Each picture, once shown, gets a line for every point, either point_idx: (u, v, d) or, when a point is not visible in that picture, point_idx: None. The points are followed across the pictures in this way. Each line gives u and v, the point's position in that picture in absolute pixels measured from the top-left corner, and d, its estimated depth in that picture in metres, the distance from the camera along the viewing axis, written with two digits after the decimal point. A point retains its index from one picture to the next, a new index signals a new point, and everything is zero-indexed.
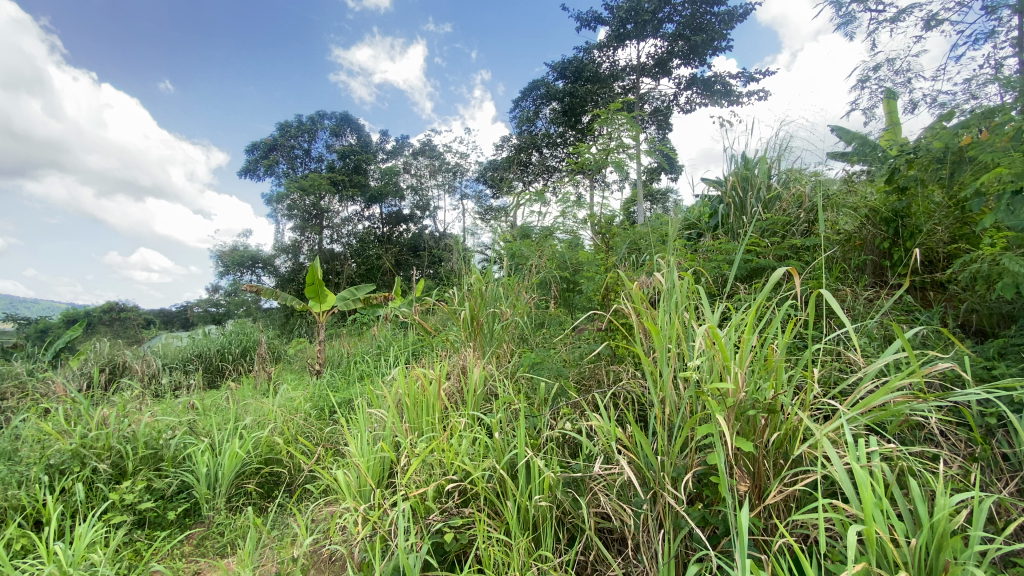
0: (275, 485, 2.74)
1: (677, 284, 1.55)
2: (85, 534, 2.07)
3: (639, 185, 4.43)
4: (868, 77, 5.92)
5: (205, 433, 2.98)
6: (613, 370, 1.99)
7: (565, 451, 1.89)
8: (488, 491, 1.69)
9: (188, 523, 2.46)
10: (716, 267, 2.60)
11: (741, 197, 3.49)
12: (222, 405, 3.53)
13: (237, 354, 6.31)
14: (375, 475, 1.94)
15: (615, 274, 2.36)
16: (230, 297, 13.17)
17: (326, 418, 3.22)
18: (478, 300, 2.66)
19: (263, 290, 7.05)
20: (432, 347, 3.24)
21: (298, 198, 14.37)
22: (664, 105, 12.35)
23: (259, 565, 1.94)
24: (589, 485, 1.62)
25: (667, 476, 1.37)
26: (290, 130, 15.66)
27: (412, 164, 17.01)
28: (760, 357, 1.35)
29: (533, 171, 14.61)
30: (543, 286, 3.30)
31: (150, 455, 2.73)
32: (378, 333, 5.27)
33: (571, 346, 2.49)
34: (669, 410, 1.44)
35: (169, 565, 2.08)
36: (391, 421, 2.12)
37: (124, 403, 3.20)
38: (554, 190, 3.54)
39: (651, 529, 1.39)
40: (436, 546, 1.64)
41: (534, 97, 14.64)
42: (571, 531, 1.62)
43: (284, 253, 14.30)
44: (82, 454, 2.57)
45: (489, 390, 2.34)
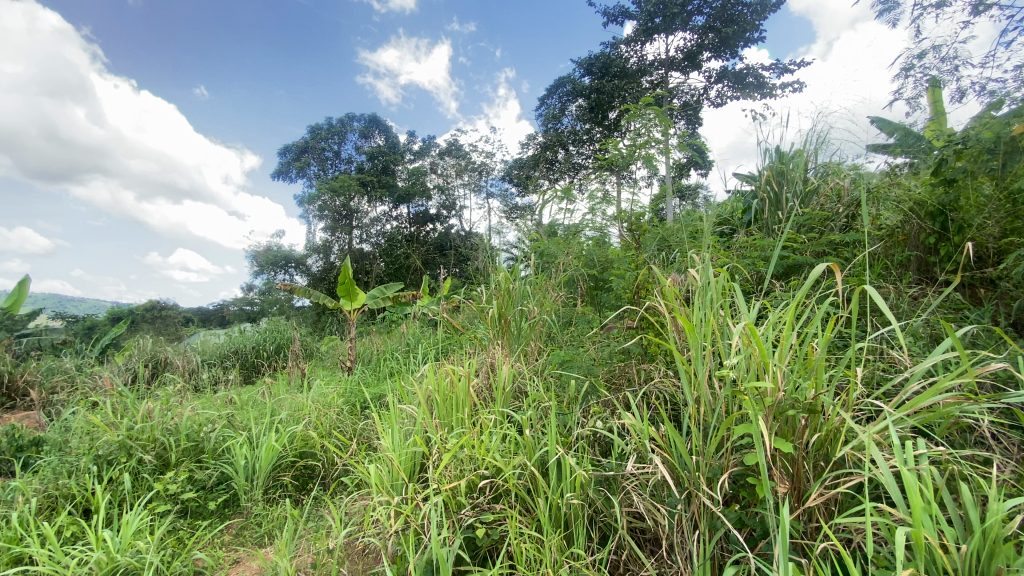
0: (309, 478, 2.80)
1: (712, 281, 1.51)
2: (132, 522, 2.16)
3: (669, 181, 4.36)
4: (912, 64, 5.67)
5: (243, 426, 3.08)
6: (645, 369, 1.96)
7: (596, 450, 1.87)
8: (519, 488, 1.69)
9: (228, 513, 2.54)
10: (750, 265, 2.53)
11: (776, 192, 3.39)
12: (258, 400, 3.64)
13: (271, 351, 6.49)
14: (407, 470, 1.96)
15: (646, 272, 2.33)
16: (264, 295, 13.57)
17: (358, 413, 3.28)
18: (506, 299, 2.67)
19: (296, 289, 7.22)
20: (461, 345, 3.26)
21: (329, 199, 14.64)
22: (693, 99, 12.14)
23: (296, 556, 1.99)
24: (621, 483, 1.60)
25: (703, 475, 1.35)
26: (321, 133, 16.01)
27: (438, 164, 17.16)
28: (800, 356, 1.31)
29: (559, 168, 14.54)
30: (571, 284, 3.27)
31: (192, 447, 2.83)
32: (408, 331, 5.35)
33: (601, 344, 2.43)
34: (704, 409, 1.41)
35: (210, 554, 2.16)
36: (422, 417, 2.15)
37: (167, 397, 3.33)
38: (582, 188, 3.52)
39: (686, 530, 1.36)
40: (468, 541, 1.65)
41: (560, 95, 14.57)
42: (603, 530, 1.60)
43: (316, 253, 14.61)
44: (128, 445, 2.69)
45: (518, 388, 2.34)
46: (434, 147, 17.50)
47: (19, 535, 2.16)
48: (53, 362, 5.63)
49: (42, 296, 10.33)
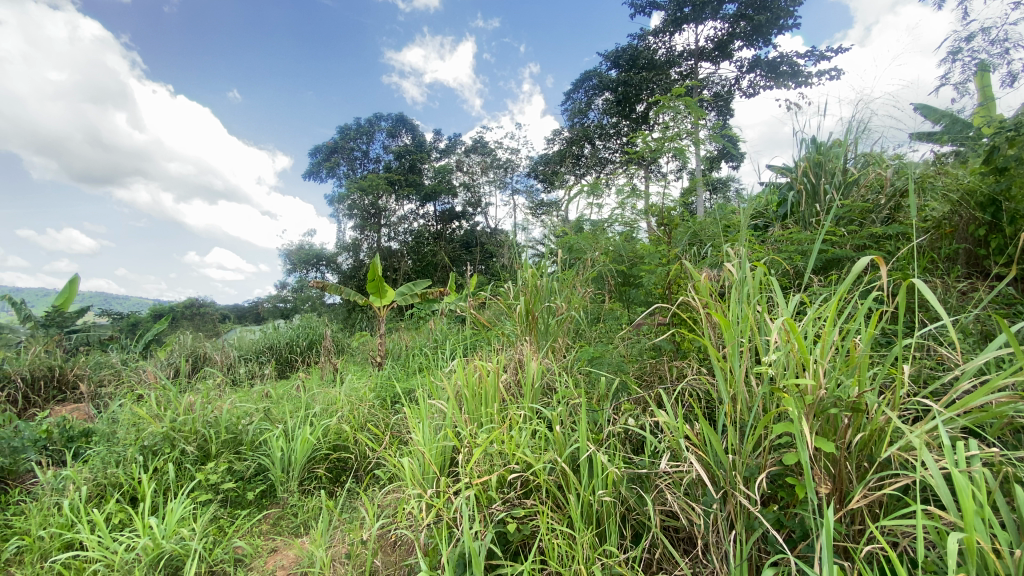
0: (343, 470, 2.86)
1: (748, 275, 1.47)
2: (176, 510, 2.25)
3: (699, 174, 4.27)
4: (959, 48, 5.41)
5: (279, 419, 3.16)
6: (677, 366, 1.93)
7: (627, 447, 1.86)
8: (550, 484, 1.69)
9: (265, 503, 2.62)
10: (786, 259, 2.46)
11: (813, 184, 3.28)
12: (293, 394, 3.74)
13: (304, 347, 6.66)
14: (438, 464, 1.99)
15: (677, 267, 2.29)
16: (297, 293, 13.95)
17: (389, 407, 3.34)
18: (534, 295, 2.67)
19: (327, 286, 7.38)
20: (489, 341, 3.28)
21: (358, 198, 14.88)
22: (724, 90, 11.86)
23: (331, 546, 2.05)
24: (654, 481, 1.58)
25: (739, 474, 1.32)
26: (350, 133, 16.28)
27: (464, 162, 17.25)
28: (842, 353, 1.26)
29: (586, 163, 14.40)
30: (598, 280, 3.23)
31: (232, 439, 2.93)
32: (435, 328, 5.41)
33: (631, 341, 2.40)
34: (740, 407, 1.37)
35: (250, 543, 2.23)
36: (452, 412, 2.17)
37: (207, 391, 3.46)
38: (609, 182, 3.49)
39: (722, 530, 1.34)
40: (499, 535, 1.66)
41: (586, 89, 14.42)
42: (636, 528, 1.59)
43: (346, 252, 14.90)
44: (172, 436, 2.82)
45: (547, 384, 2.33)
46: (460, 144, 17.59)
47: (72, 520, 2.28)
48: (101, 357, 5.92)
49: (91, 294, 10.85)
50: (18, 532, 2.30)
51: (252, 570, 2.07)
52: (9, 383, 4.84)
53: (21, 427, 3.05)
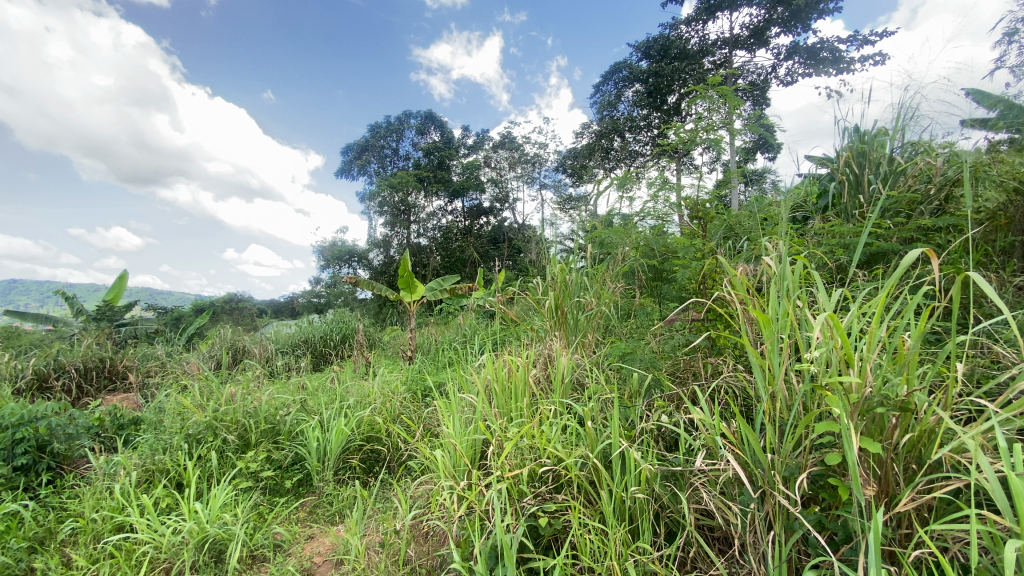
0: (376, 461, 2.92)
1: (788, 269, 1.42)
2: (218, 496, 2.35)
3: (734, 166, 4.16)
4: (1017, 29, 5.08)
5: (315, 410, 3.25)
6: (712, 363, 1.89)
7: (661, 444, 1.83)
8: (581, 479, 1.68)
9: (302, 491, 2.71)
10: (828, 253, 2.37)
11: (856, 174, 3.17)
12: (327, 386, 3.84)
13: (338, 341, 6.81)
14: (469, 457, 2.01)
15: (712, 261, 2.24)
16: (330, 288, 14.28)
17: (420, 400, 3.39)
18: (563, 290, 2.65)
19: (359, 281, 7.51)
20: (518, 336, 3.27)
21: (388, 195, 15.03)
22: (760, 79, 11.50)
23: (365, 535, 2.10)
24: (689, 479, 1.55)
25: (779, 474, 1.28)
26: (380, 131, 16.50)
27: (493, 157, 17.27)
28: (889, 350, 1.20)
29: (615, 156, 14.21)
30: (629, 275, 3.18)
31: (270, 429, 3.03)
32: (464, 323, 5.45)
33: (663, 337, 2.36)
34: (779, 405, 1.34)
35: (288, 530, 2.30)
36: (482, 406, 2.19)
37: (247, 382, 3.59)
38: (640, 175, 3.43)
39: (760, 530, 1.31)
40: (531, 529, 1.67)
41: (616, 80, 14.19)
42: (670, 525, 1.57)
43: (377, 248, 15.20)
44: (214, 426, 2.93)
45: (578, 380, 2.31)
46: (488, 140, 17.62)
47: (122, 504, 2.41)
48: (148, 350, 6.20)
49: (137, 289, 11.36)
50: (74, 514, 2.44)
51: (291, 555, 2.14)
52: (64, 373, 5.12)
53: (76, 415, 3.23)
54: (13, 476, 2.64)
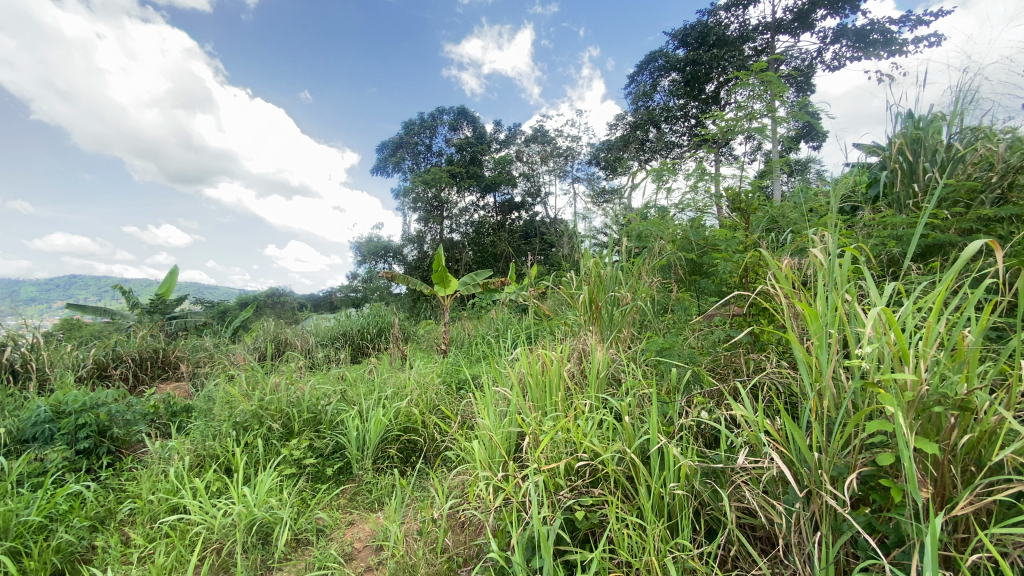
0: (412, 451, 2.99)
1: (837, 262, 1.36)
2: (265, 481, 2.45)
3: (775, 156, 4.02)
4: None
5: (354, 400, 3.33)
6: (754, 360, 1.85)
7: (700, 441, 1.80)
8: (618, 474, 1.67)
9: (342, 479, 2.79)
10: (880, 245, 2.26)
11: (910, 162, 3.01)
12: (366, 377, 3.94)
13: (374, 334, 6.97)
14: (505, 449, 2.03)
15: (755, 254, 2.18)
16: (366, 283, 14.61)
17: (455, 393, 3.43)
18: (597, 284, 2.62)
19: (394, 276, 7.64)
20: (551, 330, 3.27)
21: (422, 191, 15.20)
22: (804, 64, 11.02)
23: (404, 522, 2.15)
24: (730, 476, 1.52)
25: (826, 473, 1.24)
26: (414, 127, 16.72)
27: (525, 152, 17.24)
28: (948, 347, 1.14)
29: (651, 148, 13.91)
30: (665, 269, 3.13)
31: (312, 418, 3.13)
32: (497, 317, 5.49)
33: (702, 333, 2.31)
34: (827, 403, 1.29)
35: (330, 515, 2.38)
36: (517, 399, 2.20)
37: (290, 373, 3.73)
38: (677, 166, 3.35)
39: (805, 530, 1.27)
40: (568, 521, 1.67)
41: (652, 70, 13.90)
42: (710, 523, 1.55)
43: (411, 243, 15.43)
44: (260, 414, 3.06)
45: (613, 375, 2.29)
46: (520, 134, 17.58)
47: (177, 487, 2.55)
48: (197, 342, 6.50)
49: (186, 283, 11.93)
50: (132, 495, 2.59)
51: (333, 540, 2.21)
52: (122, 363, 5.44)
53: (133, 403, 3.43)
54: (77, 459, 2.83)
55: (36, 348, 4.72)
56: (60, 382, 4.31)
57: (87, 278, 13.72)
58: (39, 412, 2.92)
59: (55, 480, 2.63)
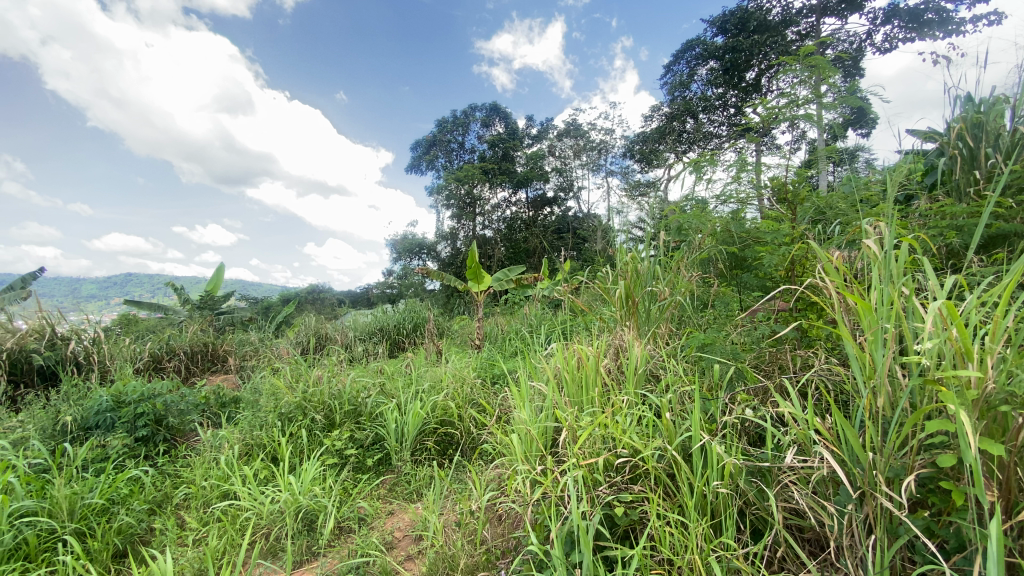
0: (449, 444, 3.03)
1: (892, 254, 1.30)
2: (309, 470, 2.54)
3: (822, 143, 3.85)
4: None
5: (392, 393, 3.40)
6: (802, 356, 1.81)
7: (744, 439, 1.76)
8: (659, 471, 1.64)
9: (382, 469, 2.86)
10: (937, 236, 2.14)
11: (971, 148, 2.83)
12: (403, 370, 4.02)
13: (410, 329, 7.09)
14: (542, 443, 2.04)
15: (804, 246, 2.13)
16: (401, 279, 14.88)
17: (490, 387, 3.46)
18: (634, 279, 2.59)
19: (429, 272, 7.74)
20: (587, 326, 3.24)
21: (455, 188, 15.33)
22: (852, 48, 10.52)
23: (443, 513, 2.19)
24: (777, 476, 1.48)
25: (881, 474, 1.19)
26: (447, 125, 16.87)
27: (558, 146, 17.14)
28: (1019, 343, 1.07)
29: (688, 139, 13.56)
30: (705, 263, 3.06)
31: (352, 410, 3.22)
32: (530, 312, 5.48)
33: (744, 329, 2.25)
34: (882, 401, 1.23)
35: (371, 504, 2.45)
36: (553, 394, 2.20)
37: (331, 367, 3.84)
38: (717, 157, 3.27)
39: (858, 533, 1.22)
40: (607, 517, 1.66)
41: (689, 59, 13.55)
42: (755, 523, 1.51)
43: (445, 240, 15.62)
44: (304, 406, 3.17)
45: (652, 371, 2.26)
46: (553, 129, 17.48)
47: (227, 474, 2.67)
48: (243, 336, 6.77)
49: (232, 280, 12.46)
50: (186, 481, 2.73)
51: (374, 528, 2.27)
52: (175, 356, 5.74)
53: (186, 393, 3.61)
54: (136, 446, 3.00)
55: (98, 341, 5.02)
56: (120, 373, 4.58)
57: (143, 275, 14.53)
58: (102, 401, 3.12)
59: (117, 465, 2.80)
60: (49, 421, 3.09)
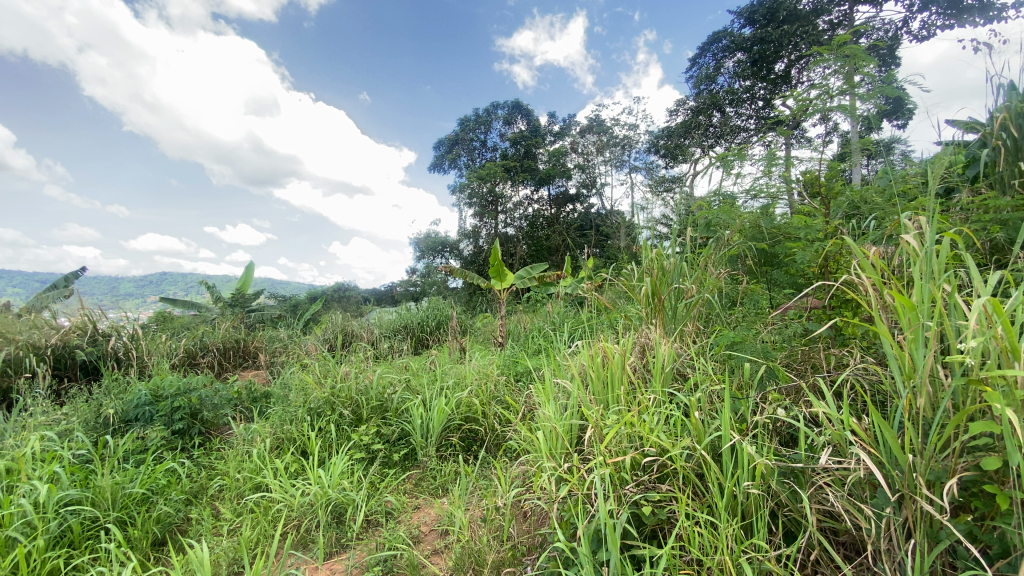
0: (474, 440, 3.05)
1: (933, 249, 1.25)
2: (338, 464, 2.59)
3: (855, 135, 3.73)
4: None
5: (418, 390, 3.44)
6: (837, 355, 1.76)
7: (776, 439, 1.72)
8: (688, 471, 1.62)
9: (408, 465, 2.90)
10: (981, 231, 2.05)
11: (1014, 139, 2.66)
12: (428, 367, 4.06)
13: (433, 326, 7.16)
14: (567, 440, 2.04)
15: (838, 241, 2.06)
16: (424, 277, 15.03)
17: (513, 384, 3.47)
18: (660, 275, 2.55)
19: (452, 270, 7.79)
20: (611, 323, 3.21)
21: (477, 186, 15.38)
22: (888, 36, 10.14)
23: (469, 508, 2.21)
24: (810, 477, 1.45)
25: (921, 476, 1.15)
26: (469, 123, 16.94)
27: (581, 143, 17.03)
28: None
29: (714, 133, 13.29)
30: (733, 260, 3.00)
31: (379, 406, 3.27)
32: (553, 310, 5.47)
33: (775, 327, 2.20)
34: (921, 402, 1.19)
35: (398, 499, 2.49)
36: (579, 392, 2.19)
37: (358, 363, 3.91)
38: (745, 151, 3.20)
39: (896, 537, 1.19)
40: (634, 516, 1.65)
41: (715, 51, 13.28)
42: (788, 525, 1.48)
43: (467, 238, 15.70)
44: (332, 401, 3.24)
45: (679, 370, 2.22)
46: (575, 125, 17.37)
47: (259, 466, 2.75)
48: (273, 333, 6.93)
49: (261, 279, 12.78)
50: (221, 473, 2.82)
51: (400, 523, 2.30)
52: (208, 352, 5.93)
53: (220, 388, 3.72)
54: (173, 438, 3.11)
55: (136, 338, 5.21)
56: (157, 368, 4.74)
57: (177, 275, 15.03)
58: (140, 395, 3.23)
59: (156, 457, 2.91)
60: (91, 413, 3.22)
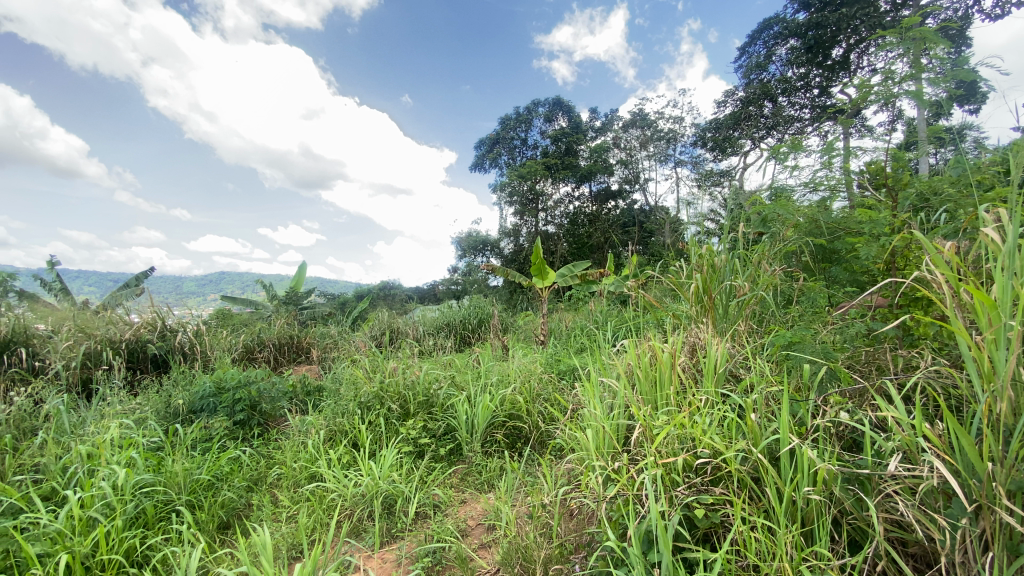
0: (518, 437, 3.08)
1: (1017, 243, 1.16)
2: (387, 457, 2.67)
3: (923, 121, 3.50)
4: None
5: (462, 386, 3.50)
6: (906, 357, 1.66)
7: (839, 443, 1.64)
8: (743, 474, 1.57)
9: (454, 459, 2.95)
10: None
11: None
12: (471, 364, 4.12)
13: (476, 324, 7.24)
14: (615, 439, 2.02)
15: (906, 236, 1.94)
16: (466, 276, 15.22)
17: (557, 381, 3.47)
18: (711, 273, 2.48)
19: (494, 268, 7.86)
20: (658, 321, 3.15)
21: (518, 184, 15.43)
22: (958, 15, 9.42)
23: (516, 504, 2.23)
24: (878, 484, 1.37)
25: (1001, 486, 1.07)
26: (511, 122, 17.00)
27: (623, 138, 16.77)
28: None
29: (765, 124, 12.77)
30: (788, 257, 2.88)
31: (425, 401, 3.33)
32: (596, 308, 5.42)
33: (836, 327, 2.09)
34: (1003, 407, 1.11)
35: (445, 492, 2.54)
36: (627, 391, 2.16)
37: (405, 359, 4.00)
38: (802, 141, 3.05)
39: (972, 549, 1.11)
40: (686, 518, 1.62)
41: (766, 39, 12.74)
42: (853, 534, 1.41)
43: (507, 236, 15.80)
44: (381, 395, 3.33)
45: (732, 371, 2.15)
46: (618, 120, 17.10)
47: (314, 456, 2.88)
48: (323, 329, 7.21)
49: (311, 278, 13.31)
50: (278, 462, 2.97)
51: (448, 516, 2.35)
52: (265, 347, 6.26)
53: (276, 382, 3.90)
54: (235, 428, 3.29)
55: (200, 333, 5.56)
56: (218, 362, 5.05)
57: (233, 275, 15.87)
58: (205, 387, 3.44)
59: (220, 445, 3.09)
60: (162, 404, 3.46)
